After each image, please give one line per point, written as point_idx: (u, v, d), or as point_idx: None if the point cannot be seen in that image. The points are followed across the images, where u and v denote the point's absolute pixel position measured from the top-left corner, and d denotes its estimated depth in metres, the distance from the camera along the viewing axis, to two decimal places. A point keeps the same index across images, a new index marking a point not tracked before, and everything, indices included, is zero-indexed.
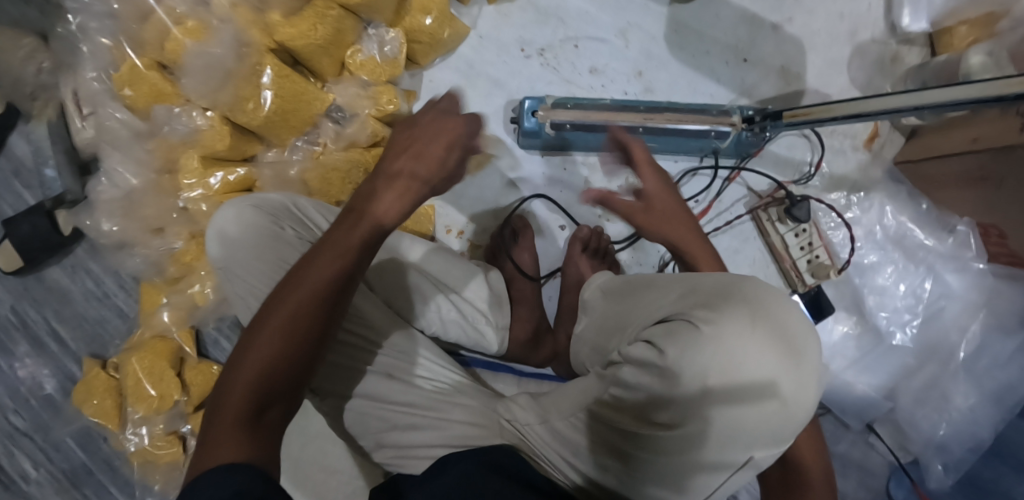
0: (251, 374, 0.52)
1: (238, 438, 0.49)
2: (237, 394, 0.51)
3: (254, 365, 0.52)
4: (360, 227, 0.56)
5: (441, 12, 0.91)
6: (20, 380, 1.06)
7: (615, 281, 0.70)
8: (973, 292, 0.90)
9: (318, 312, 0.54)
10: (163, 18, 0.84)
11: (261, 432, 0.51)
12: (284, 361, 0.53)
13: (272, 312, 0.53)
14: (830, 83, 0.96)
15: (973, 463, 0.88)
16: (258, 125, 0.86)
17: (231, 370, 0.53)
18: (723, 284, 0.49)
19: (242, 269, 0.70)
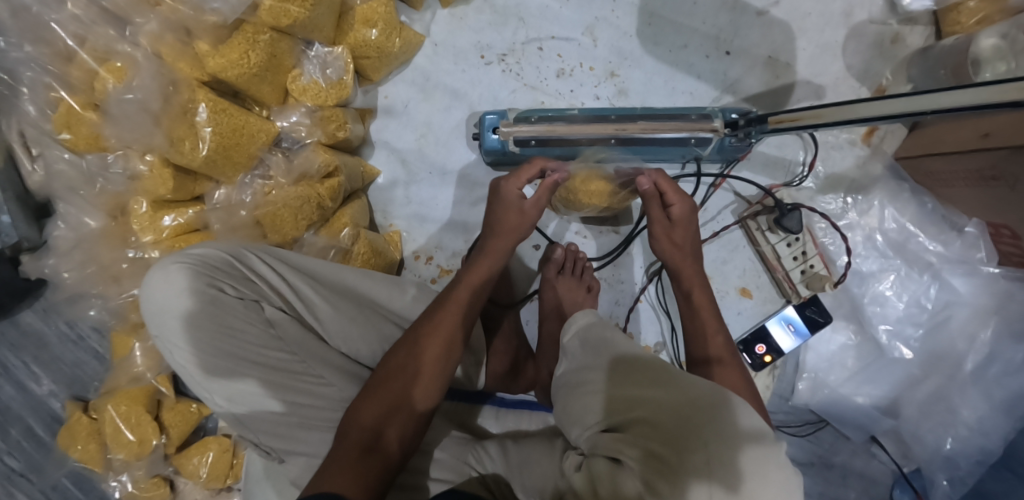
0: (363, 433, 0.59)
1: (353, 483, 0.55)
2: (350, 445, 0.58)
3: (370, 421, 0.59)
4: (460, 294, 0.69)
5: (386, 23, 0.84)
6: (6, 426, 1.05)
7: (596, 327, 0.65)
8: (983, 296, 0.83)
9: (423, 375, 0.63)
10: (88, 59, 0.78)
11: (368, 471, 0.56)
12: (397, 413, 0.60)
13: (382, 380, 0.62)
14: (824, 71, 0.86)
15: (980, 474, 0.83)
16: (199, 165, 0.79)
17: (345, 429, 0.60)
18: (702, 413, 0.46)
19: (180, 340, 0.62)
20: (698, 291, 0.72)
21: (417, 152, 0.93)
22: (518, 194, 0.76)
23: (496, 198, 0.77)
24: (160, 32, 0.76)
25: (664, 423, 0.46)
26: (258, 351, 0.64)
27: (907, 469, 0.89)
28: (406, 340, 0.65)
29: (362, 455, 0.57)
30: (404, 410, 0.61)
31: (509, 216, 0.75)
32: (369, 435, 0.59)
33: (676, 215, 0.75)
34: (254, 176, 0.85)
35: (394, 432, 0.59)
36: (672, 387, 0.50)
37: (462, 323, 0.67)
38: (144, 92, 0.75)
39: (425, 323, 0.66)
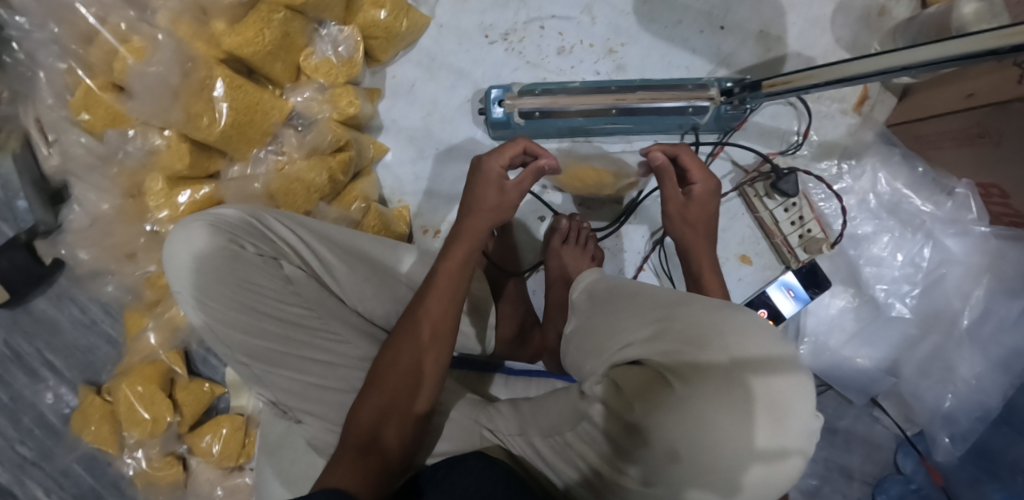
0: (363, 434, 0.60)
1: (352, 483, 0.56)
2: (350, 445, 0.59)
3: (369, 419, 0.61)
4: (449, 267, 0.68)
5: (394, 4, 0.88)
6: (20, 411, 1.06)
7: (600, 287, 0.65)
8: (974, 255, 0.85)
9: (422, 359, 0.63)
10: (108, 38, 0.81)
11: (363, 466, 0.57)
12: (395, 403, 0.61)
13: (380, 372, 0.63)
14: (813, 44, 0.90)
15: (981, 431, 0.85)
16: (215, 141, 0.82)
17: (347, 428, 0.62)
18: (700, 325, 0.44)
19: (204, 293, 0.65)
20: (700, 247, 0.75)
21: (424, 129, 0.96)
22: (498, 174, 0.74)
23: (477, 179, 0.74)
24: (179, 11, 0.82)
25: (661, 346, 0.44)
26: (276, 306, 0.67)
27: (911, 433, 0.92)
28: (400, 330, 0.65)
29: (361, 455, 0.58)
30: (402, 402, 0.61)
31: (484, 195, 0.72)
32: (369, 432, 0.60)
33: (698, 194, 0.76)
34: (267, 151, 0.88)
35: (393, 429, 0.60)
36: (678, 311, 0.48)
37: (456, 293, 0.67)
38: (165, 67, 0.79)
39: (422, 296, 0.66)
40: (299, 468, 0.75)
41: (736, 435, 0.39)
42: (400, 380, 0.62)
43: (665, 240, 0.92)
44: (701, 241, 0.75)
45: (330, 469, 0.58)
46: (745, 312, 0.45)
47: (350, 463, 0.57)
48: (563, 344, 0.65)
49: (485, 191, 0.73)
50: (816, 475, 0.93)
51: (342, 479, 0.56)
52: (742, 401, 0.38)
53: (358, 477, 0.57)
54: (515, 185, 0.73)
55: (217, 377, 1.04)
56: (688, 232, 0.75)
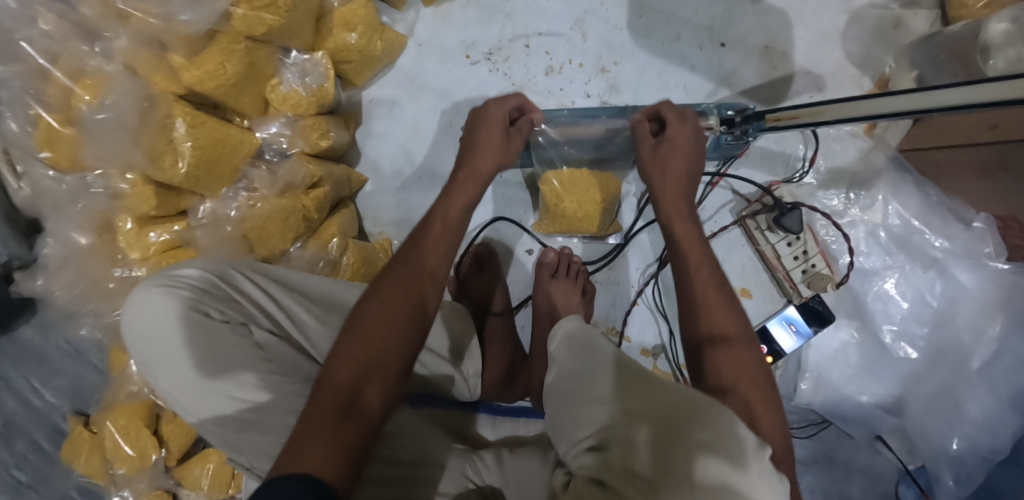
0: (338, 394, 0.50)
1: (324, 465, 0.45)
2: (322, 407, 0.49)
3: (345, 377, 0.51)
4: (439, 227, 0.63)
5: (367, 26, 0.82)
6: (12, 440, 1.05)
7: (570, 328, 0.59)
8: (990, 290, 0.80)
9: (414, 304, 0.56)
10: (61, 77, 0.76)
11: (340, 433, 0.48)
12: (376, 370, 0.53)
13: (357, 325, 0.55)
14: (822, 60, 0.83)
15: (989, 473, 0.78)
16: (181, 182, 0.77)
17: (318, 386, 0.51)
18: (675, 415, 0.42)
19: (165, 361, 0.61)
20: (696, 259, 0.58)
21: (405, 157, 0.91)
22: (504, 117, 0.72)
23: (472, 124, 0.72)
24: (133, 44, 0.74)
25: (645, 451, 0.41)
26: (246, 374, 0.61)
27: (913, 466, 0.86)
28: (381, 280, 0.58)
29: (340, 419, 0.49)
30: (387, 361, 0.53)
31: (488, 133, 0.70)
32: (348, 394, 0.51)
33: (673, 134, 0.67)
34: (238, 189, 0.83)
35: (373, 390, 0.52)
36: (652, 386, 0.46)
37: (446, 256, 0.62)
38: (118, 110, 0.74)
39: (404, 254, 0.60)
40: None
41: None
42: (383, 331, 0.54)
43: (660, 272, 0.88)
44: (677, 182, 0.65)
45: (292, 444, 0.47)
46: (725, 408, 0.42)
47: (320, 435, 0.47)
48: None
49: (483, 129, 0.71)
50: None
51: (310, 458, 0.45)
52: None
53: (332, 459, 0.46)
54: (520, 131, 0.73)
55: None
56: (666, 175, 0.65)
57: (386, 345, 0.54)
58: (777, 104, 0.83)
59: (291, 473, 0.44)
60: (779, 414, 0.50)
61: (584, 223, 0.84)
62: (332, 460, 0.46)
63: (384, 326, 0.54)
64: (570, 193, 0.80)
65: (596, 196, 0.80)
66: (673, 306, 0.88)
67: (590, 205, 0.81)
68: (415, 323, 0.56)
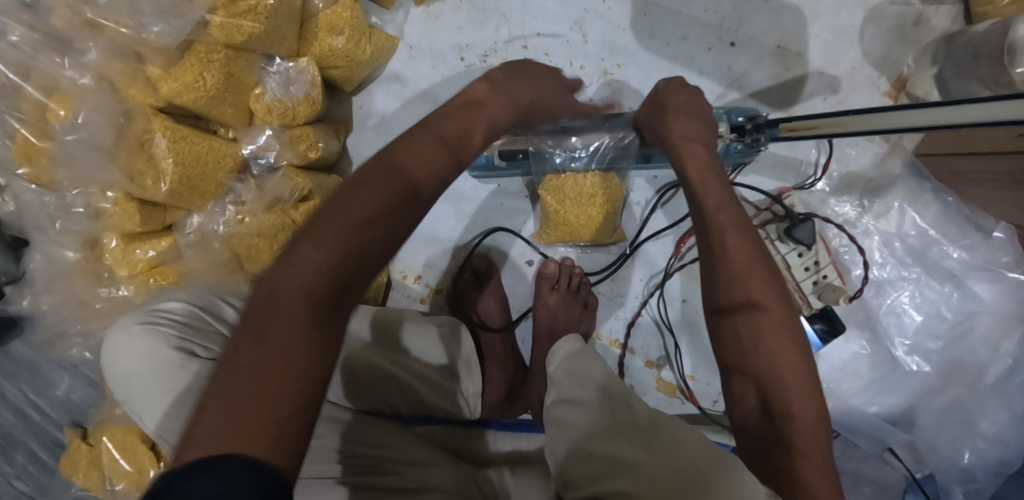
0: (310, 299, 0.41)
1: (281, 401, 0.37)
2: (270, 330, 0.39)
3: (299, 291, 0.41)
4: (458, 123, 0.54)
5: (354, 29, 0.77)
6: None
7: (578, 359, 0.59)
8: (1008, 304, 0.77)
9: (414, 207, 0.47)
10: (34, 93, 0.73)
11: (306, 353, 0.39)
12: (360, 281, 0.44)
13: (319, 225, 0.44)
14: (838, 60, 0.79)
15: (997, 487, 0.79)
16: (163, 199, 0.74)
17: (265, 305, 0.41)
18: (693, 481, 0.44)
19: (148, 403, 0.57)
20: (730, 230, 0.56)
21: None
22: (546, 72, 0.69)
23: (525, 70, 0.67)
24: (106, 57, 0.70)
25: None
26: None
27: (919, 474, 0.82)
28: (382, 165, 0.48)
29: (286, 342, 0.39)
30: (372, 265, 0.44)
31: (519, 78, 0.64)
32: (324, 302, 0.41)
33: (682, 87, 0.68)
34: (224, 204, 0.80)
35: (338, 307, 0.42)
36: (665, 445, 0.48)
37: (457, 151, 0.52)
38: (92, 129, 0.70)
39: (411, 141, 0.50)
40: None
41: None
42: (352, 231, 0.43)
43: (665, 283, 0.85)
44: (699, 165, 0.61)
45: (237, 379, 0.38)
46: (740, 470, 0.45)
47: (269, 368, 0.38)
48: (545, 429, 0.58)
49: (521, 71, 0.65)
50: None
51: (258, 403, 0.37)
52: None
53: (294, 389, 0.38)
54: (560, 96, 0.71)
55: None
56: (678, 120, 0.65)
57: (358, 252, 0.43)
58: (790, 107, 0.80)
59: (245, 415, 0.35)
60: (818, 403, 0.50)
61: (587, 231, 0.80)
62: (287, 399, 0.38)
63: (357, 228, 0.43)
64: (575, 201, 0.77)
65: (600, 201, 0.77)
66: (677, 317, 0.85)
67: (594, 212, 0.78)
68: (396, 223, 0.45)
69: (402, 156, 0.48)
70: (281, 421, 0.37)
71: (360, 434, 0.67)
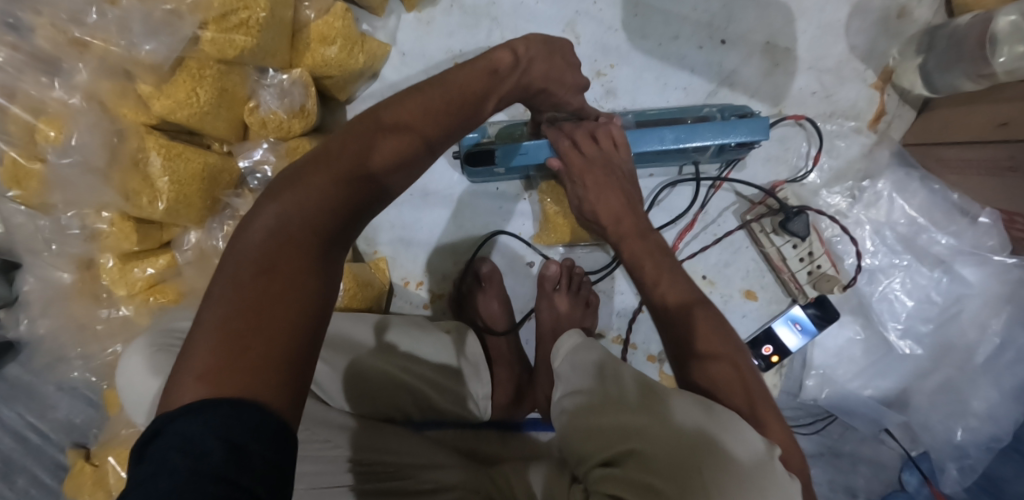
0: (303, 241, 0.43)
1: (273, 348, 0.39)
2: (273, 262, 0.41)
3: (300, 228, 0.43)
4: (454, 77, 0.55)
5: (346, 38, 0.77)
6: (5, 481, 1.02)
7: (582, 350, 0.60)
8: (994, 285, 0.80)
9: (403, 162, 0.49)
10: (19, 114, 0.71)
11: (292, 295, 0.41)
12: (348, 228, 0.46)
13: (316, 168, 0.46)
14: (826, 55, 0.81)
15: (989, 462, 0.83)
16: (161, 217, 0.73)
17: (261, 238, 0.42)
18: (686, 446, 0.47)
19: None
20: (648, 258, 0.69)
21: None
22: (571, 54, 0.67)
23: (558, 53, 0.66)
24: (96, 76, 0.69)
25: (662, 463, 0.47)
26: None
27: (914, 452, 0.87)
28: (377, 119, 0.49)
29: (289, 276, 0.41)
30: (359, 215, 0.46)
31: (540, 51, 0.63)
32: (316, 246, 0.43)
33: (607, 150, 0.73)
34: (222, 220, 0.79)
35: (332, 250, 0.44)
36: (660, 414, 0.50)
37: (453, 107, 0.53)
38: (85, 150, 0.70)
39: (408, 96, 0.52)
40: None
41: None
42: (355, 181, 0.46)
43: None
44: (617, 196, 0.74)
45: (242, 312, 0.39)
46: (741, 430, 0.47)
47: (271, 302, 0.40)
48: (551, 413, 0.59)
49: (549, 52, 0.64)
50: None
51: (265, 342, 0.39)
52: None
53: (285, 332, 0.40)
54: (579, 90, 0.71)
55: None
56: (591, 182, 0.74)
57: (359, 203, 0.46)
58: (779, 102, 0.82)
59: (239, 360, 0.37)
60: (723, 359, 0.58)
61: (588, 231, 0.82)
62: (290, 334, 0.40)
63: (362, 179, 0.46)
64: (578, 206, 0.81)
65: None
66: None
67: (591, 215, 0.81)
68: (394, 178, 0.49)
69: (402, 110, 0.50)
70: (283, 358, 0.39)
71: (365, 440, 0.66)
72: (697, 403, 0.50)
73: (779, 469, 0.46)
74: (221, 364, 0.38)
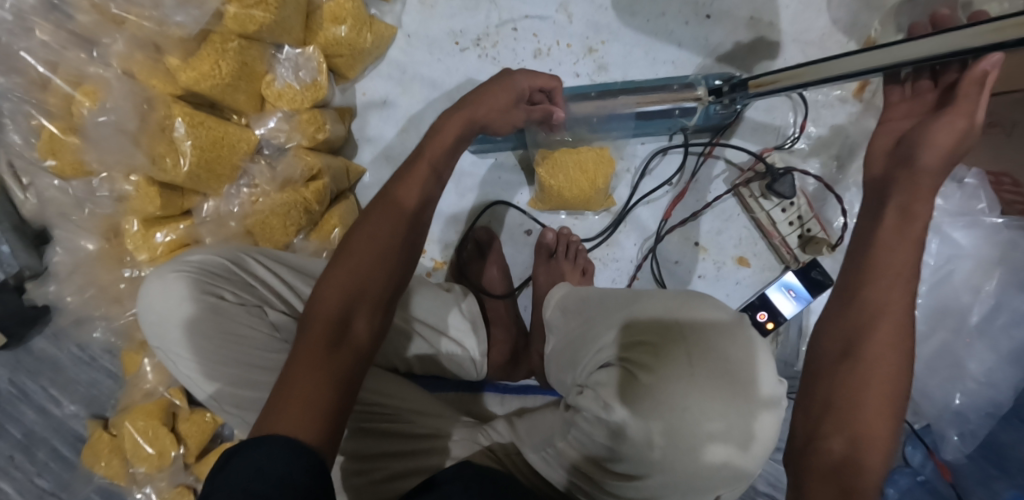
0: (329, 322, 0.53)
1: (314, 400, 0.48)
2: (314, 337, 0.52)
3: (335, 307, 0.54)
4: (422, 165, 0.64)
5: (355, 18, 0.83)
6: (24, 454, 1.05)
7: (569, 299, 0.68)
8: (986, 248, 0.81)
9: (394, 243, 0.59)
10: (62, 85, 0.78)
11: (328, 366, 0.50)
12: (363, 302, 0.56)
13: (345, 257, 0.57)
14: (808, 28, 0.85)
15: (991, 428, 0.81)
16: (184, 181, 0.79)
17: (306, 318, 0.54)
18: (664, 311, 0.47)
19: (188, 346, 0.63)
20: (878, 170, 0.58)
21: (398, 146, 0.94)
22: (521, 90, 0.70)
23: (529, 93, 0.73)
24: (129, 51, 0.76)
25: (647, 332, 0.46)
26: (260, 354, 0.65)
27: (918, 426, 0.88)
28: (368, 218, 0.60)
29: (330, 351, 0.51)
30: (370, 296, 0.56)
31: (498, 94, 0.69)
32: (337, 324, 0.53)
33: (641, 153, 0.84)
34: (239, 186, 0.85)
35: (363, 320, 0.55)
36: (640, 303, 0.50)
37: (427, 191, 0.63)
38: (120, 113, 0.75)
39: (386, 195, 0.61)
40: None
41: (737, 474, 0.44)
42: (362, 273, 0.56)
43: (658, 246, 0.89)
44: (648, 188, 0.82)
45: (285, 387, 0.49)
46: (706, 300, 0.48)
47: (314, 370, 0.49)
48: (548, 363, 0.66)
49: (513, 103, 0.70)
50: None
51: (302, 402, 0.47)
52: (712, 375, 0.42)
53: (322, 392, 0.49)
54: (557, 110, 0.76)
55: None
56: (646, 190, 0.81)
57: (366, 288, 0.56)
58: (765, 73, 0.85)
59: (282, 423, 0.46)
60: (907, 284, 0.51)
61: (580, 199, 0.85)
62: (331, 388, 0.49)
63: (367, 269, 0.56)
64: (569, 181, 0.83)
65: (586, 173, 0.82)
66: (672, 277, 0.89)
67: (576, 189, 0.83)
68: (396, 263, 0.59)
69: (387, 209, 0.60)
70: (328, 405, 0.48)
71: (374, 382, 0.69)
72: (696, 309, 0.46)
73: (749, 328, 0.46)
74: (267, 421, 0.47)
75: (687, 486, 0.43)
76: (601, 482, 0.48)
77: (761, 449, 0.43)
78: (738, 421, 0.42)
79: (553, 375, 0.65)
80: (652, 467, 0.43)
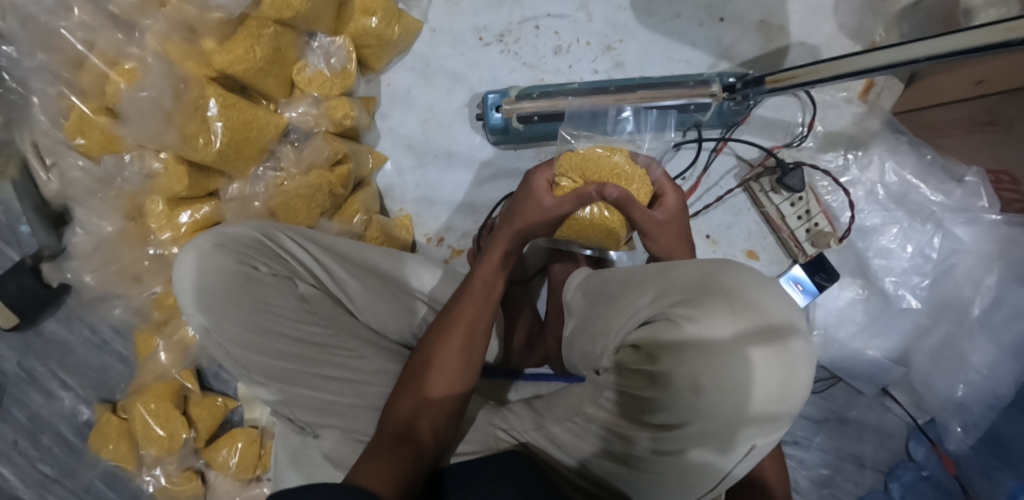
0: (399, 423, 0.61)
1: (387, 470, 0.55)
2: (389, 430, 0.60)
3: (406, 411, 0.61)
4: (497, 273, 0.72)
5: (385, 11, 0.87)
6: (29, 438, 1.04)
7: (588, 281, 0.71)
8: (985, 243, 0.85)
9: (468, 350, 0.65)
10: (97, 63, 0.79)
11: (400, 449, 0.57)
12: (427, 408, 0.62)
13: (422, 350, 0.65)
14: (816, 32, 0.90)
15: (994, 419, 0.84)
16: (212, 161, 0.79)
17: (387, 416, 0.62)
18: (699, 275, 0.50)
19: (222, 314, 0.64)
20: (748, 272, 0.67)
21: (421, 136, 0.97)
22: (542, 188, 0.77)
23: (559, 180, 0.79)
24: (167, 31, 0.78)
25: (681, 295, 0.49)
26: (291, 325, 0.67)
27: (922, 421, 0.90)
28: (437, 329, 0.66)
29: (398, 441, 0.58)
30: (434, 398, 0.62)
31: (527, 204, 0.76)
32: (404, 426, 0.60)
33: (669, 204, 0.78)
34: (265, 168, 0.86)
35: (429, 417, 0.61)
36: (672, 273, 0.53)
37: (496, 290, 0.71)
38: (157, 90, 0.76)
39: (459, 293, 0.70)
40: (318, 479, 0.76)
41: (774, 423, 0.46)
42: (429, 372, 0.63)
43: None
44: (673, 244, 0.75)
45: (368, 457, 0.58)
46: (733, 265, 0.50)
47: (388, 453, 0.57)
48: (568, 343, 0.68)
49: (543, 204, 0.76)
50: (828, 466, 0.92)
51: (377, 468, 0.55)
52: (750, 322, 0.44)
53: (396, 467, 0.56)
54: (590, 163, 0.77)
55: (229, 391, 1.05)
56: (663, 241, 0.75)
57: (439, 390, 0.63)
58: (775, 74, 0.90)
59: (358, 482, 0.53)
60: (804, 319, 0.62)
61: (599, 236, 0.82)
62: (403, 468, 0.56)
63: (434, 366, 0.64)
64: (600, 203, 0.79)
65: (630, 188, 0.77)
66: None
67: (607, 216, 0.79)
68: (469, 365, 0.65)
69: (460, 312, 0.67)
70: (397, 472, 0.55)
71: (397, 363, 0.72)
72: (726, 269, 0.49)
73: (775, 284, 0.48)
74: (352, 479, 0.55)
75: (729, 431, 0.45)
76: (641, 435, 0.50)
77: (796, 396, 0.45)
78: (778, 369, 0.44)
79: (578, 365, 0.67)
80: (694, 413, 0.45)
